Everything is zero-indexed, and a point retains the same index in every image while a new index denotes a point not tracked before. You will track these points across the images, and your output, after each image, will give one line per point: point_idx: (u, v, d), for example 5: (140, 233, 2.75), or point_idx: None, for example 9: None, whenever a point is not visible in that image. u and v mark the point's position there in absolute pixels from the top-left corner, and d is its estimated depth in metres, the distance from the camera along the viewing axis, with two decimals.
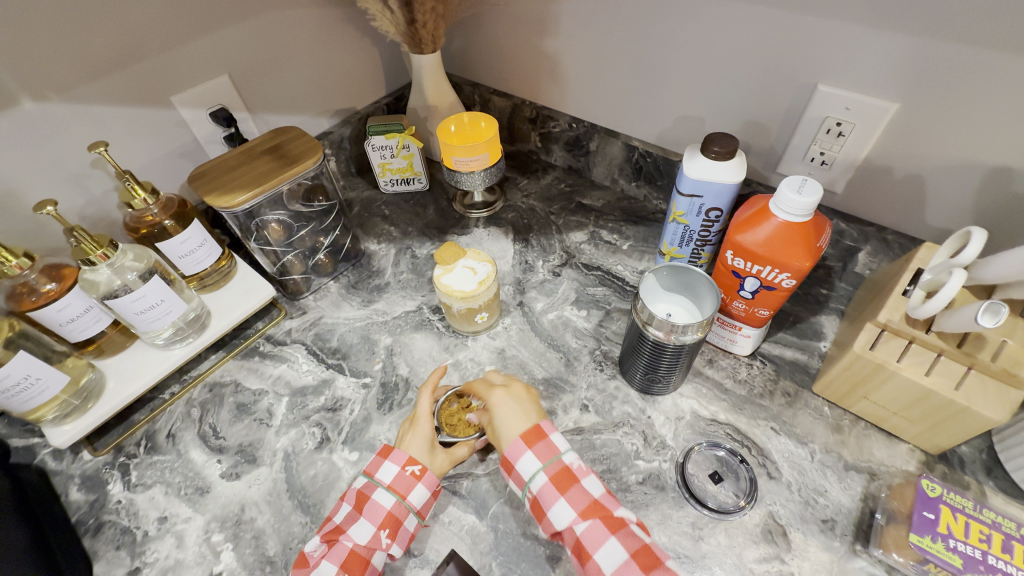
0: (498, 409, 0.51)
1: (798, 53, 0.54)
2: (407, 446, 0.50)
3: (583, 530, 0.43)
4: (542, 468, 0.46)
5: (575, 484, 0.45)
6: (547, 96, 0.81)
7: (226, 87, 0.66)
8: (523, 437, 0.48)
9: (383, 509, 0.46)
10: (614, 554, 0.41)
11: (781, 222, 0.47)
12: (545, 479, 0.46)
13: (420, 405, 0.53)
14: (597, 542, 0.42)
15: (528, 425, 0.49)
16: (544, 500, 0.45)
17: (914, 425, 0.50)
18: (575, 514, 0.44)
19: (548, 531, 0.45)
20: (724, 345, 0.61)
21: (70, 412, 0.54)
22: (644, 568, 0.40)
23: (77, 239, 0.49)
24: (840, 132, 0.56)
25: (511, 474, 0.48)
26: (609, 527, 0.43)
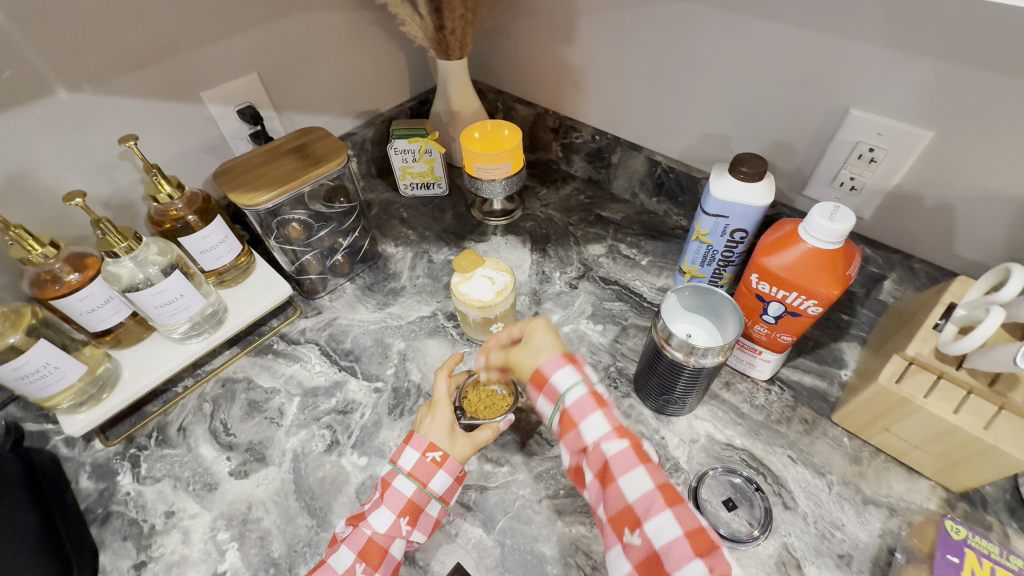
0: (531, 334, 0.50)
1: (832, 76, 0.53)
2: (427, 432, 0.48)
3: (613, 449, 0.41)
4: (580, 380, 0.45)
5: (608, 406, 0.44)
6: (570, 106, 0.81)
7: (254, 85, 0.67)
8: (563, 354, 0.46)
9: (403, 496, 0.46)
10: (640, 481, 0.38)
11: (810, 248, 0.46)
12: (582, 391, 0.44)
13: (438, 389, 0.52)
14: (623, 466, 0.40)
15: (560, 347, 0.48)
16: (578, 410, 0.43)
17: (936, 461, 0.49)
18: (606, 430, 0.42)
19: (574, 443, 0.43)
20: (743, 368, 0.60)
21: (84, 401, 0.54)
22: (668, 499, 0.37)
23: (103, 231, 0.50)
24: (871, 158, 0.55)
25: (540, 386, 0.46)
26: (640, 455, 0.40)
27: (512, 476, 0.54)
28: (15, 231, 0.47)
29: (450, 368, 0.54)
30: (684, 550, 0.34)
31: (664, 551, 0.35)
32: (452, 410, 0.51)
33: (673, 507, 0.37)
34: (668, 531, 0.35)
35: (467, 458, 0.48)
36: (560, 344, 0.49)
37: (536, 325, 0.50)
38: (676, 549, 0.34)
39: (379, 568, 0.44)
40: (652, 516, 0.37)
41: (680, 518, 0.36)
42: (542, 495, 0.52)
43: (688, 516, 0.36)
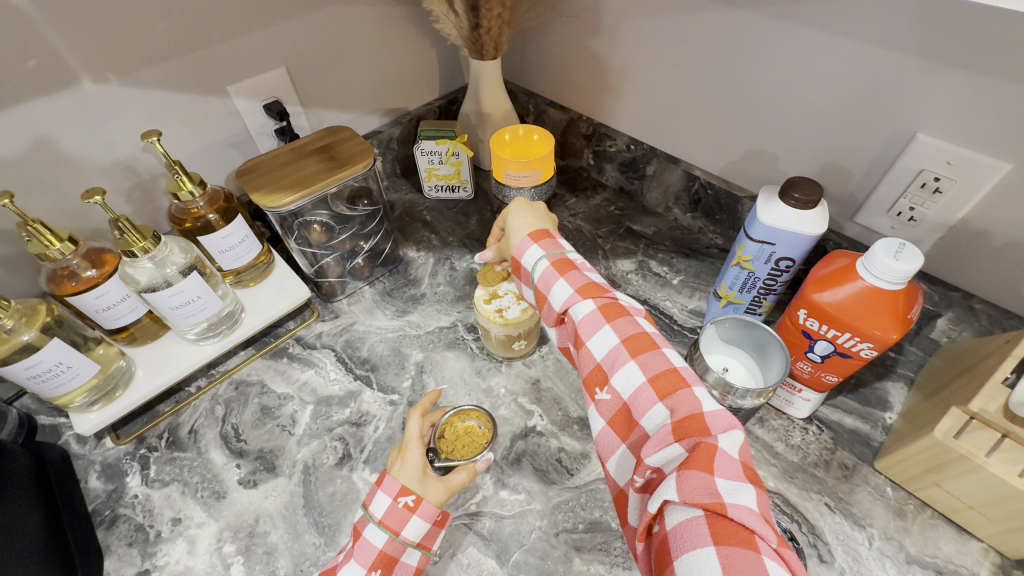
0: (509, 217, 0.54)
1: (899, 99, 0.49)
2: (398, 474, 0.45)
3: (580, 313, 0.43)
4: (544, 255, 0.47)
5: (574, 269, 0.46)
6: (605, 112, 0.77)
7: (281, 79, 0.65)
8: (528, 235, 0.50)
9: (374, 548, 0.42)
10: (605, 339, 0.40)
11: (868, 287, 0.43)
12: (547, 263, 0.47)
13: (409, 430, 0.49)
14: (591, 328, 0.41)
15: (532, 230, 0.51)
16: (546, 283, 0.46)
17: (993, 522, 0.45)
18: (572, 293, 0.44)
19: (552, 315, 0.46)
20: (779, 405, 0.56)
21: (98, 399, 0.53)
22: (633, 352, 0.39)
23: (122, 230, 0.48)
24: (937, 188, 0.50)
25: (520, 273, 0.50)
26: (606, 315, 0.42)
27: (529, 506, 0.51)
28: (33, 226, 0.46)
29: (424, 407, 0.52)
30: (649, 397, 0.36)
31: (634, 402, 0.37)
32: (423, 451, 0.48)
33: (639, 357, 0.38)
34: (634, 382, 0.38)
35: (443, 501, 0.46)
36: (533, 224, 0.52)
37: (512, 209, 0.54)
38: (644, 396, 0.37)
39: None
40: (619, 370, 0.39)
41: (644, 368, 0.38)
42: (560, 528, 0.50)
43: (653, 363, 0.38)
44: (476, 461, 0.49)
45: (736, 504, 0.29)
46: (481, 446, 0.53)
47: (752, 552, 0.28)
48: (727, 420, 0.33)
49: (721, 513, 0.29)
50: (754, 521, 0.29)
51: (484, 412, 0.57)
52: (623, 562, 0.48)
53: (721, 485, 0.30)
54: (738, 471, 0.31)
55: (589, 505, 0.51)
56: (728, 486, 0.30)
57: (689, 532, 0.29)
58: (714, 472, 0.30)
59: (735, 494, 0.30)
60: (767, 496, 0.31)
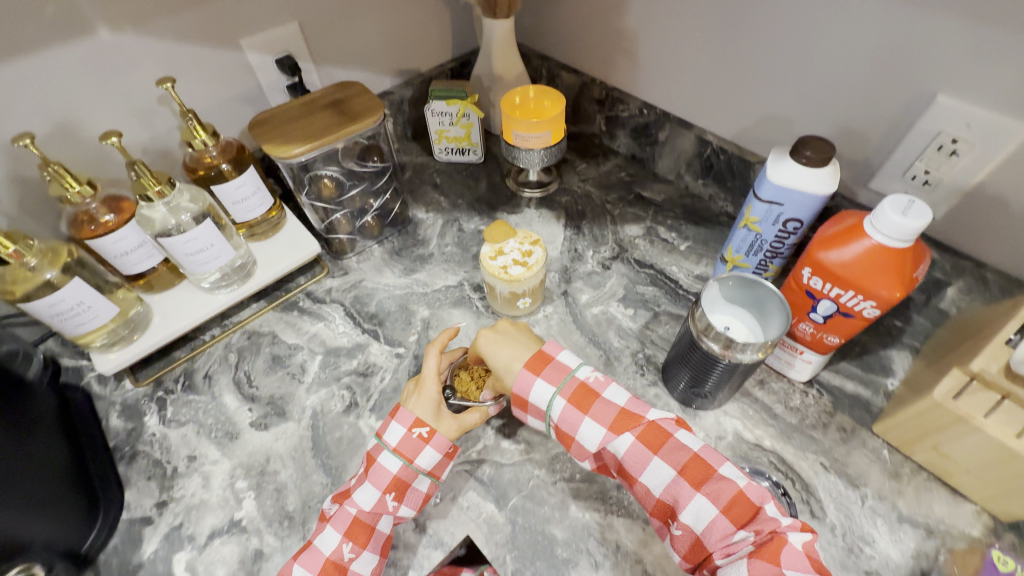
0: (487, 353, 0.49)
1: (918, 57, 0.47)
2: (413, 407, 0.47)
3: (622, 450, 0.42)
4: (558, 392, 0.45)
5: (597, 398, 0.44)
6: (618, 76, 0.76)
7: (294, 35, 0.65)
8: (526, 366, 0.47)
9: (388, 473, 0.45)
10: (660, 474, 0.40)
11: (875, 245, 0.42)
12: (564, 402, 0.45)
13: (427, 366, 0.49)
14: (639, 463, 0.41)
15: (528, 356, 0.48)
16: (570, 424, 0.44)
17: (986, 486, 0.45)
18: (604, 432, 0.43)
19: (583, 454, 0.44)
20: (780, 367, 0.57)
21: (117, 341, 0.56)
22: (694, 482, 0.39)
23: (137, 173, 0.50)
24: (953, 151, 0.49)
25: (527, 408, 0.47)
26: (652, 447, 0.41)
27: (528, 455, 0.53)
28: (52, 168, 0.47)
29: (443, 343, 0.51)
30: (724, 526, 0.37)
31: (709, 537, 0.38)
32: (439, 388, 0.49)
33: (702, 488, 0.39)
34: (703, 512, 0.38)
35: (455, 436, 0.47)
36: (520, 350, 0.48)
37: (484, 345, 0.50)
38: (717, 526, 0.37)
39: (367, 545, 0.44)
40: (685, 505, 0.39)
41: (709, 496, 0.38)
42: (557, 476, 0.51)
43: (717, 490, 0.38)
44: (487, 404, 0.50)
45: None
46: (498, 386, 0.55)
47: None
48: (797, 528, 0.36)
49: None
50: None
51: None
52: (618, 510, 0.49)
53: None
54: (809, 567, 0.34)
55: None
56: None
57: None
58: (784, 566, 0.34)
59: None
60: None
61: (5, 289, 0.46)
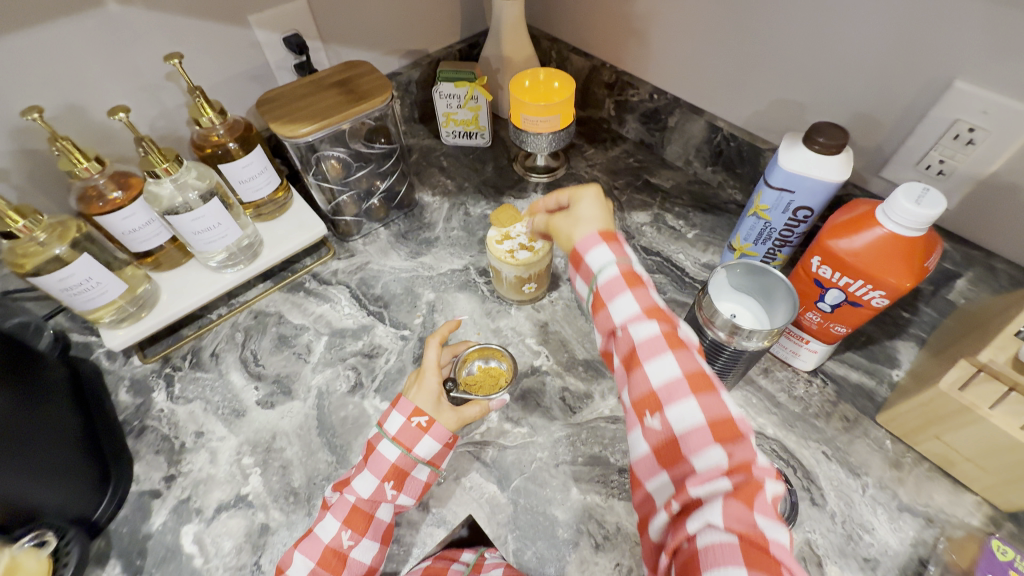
0: (581, 200, 0.48)
1: (938, 43, 0.46)
2: (413, 399, 0.48)
3: (641, 334, 0.38)
4: (613, 261, 0.42)
5: (642, 286, 0.41)
6: (629, 60, 0.75)
7: (302, 12, 0.64)
8: (598, 233, 0.44)
9: (387, 461, 0.45)
10: (666, 367, 0.36)
11: (886, 233, 0.42)
12: (615, 271, 0.41)
13: (427, 358, 0.50)
14: (651, 352, 0.37)
15: (602, 226, 0.45)
16: (609, 290, 0.41)
17: (988, 476, 0.45)
18: (637, 311, 0.39)
19: (605, 325, 0.41)
20: (785, 356, 0.57)
21: (125, 318, 0.56)
22: (695, 387, 0.35)
23: (145, 149, 0.50)
24: (970, 140, 0.48)
25: (580, 270, 0.44)
26: (672, 342, 0.38)
27: (531, 438, 0.53)
28: (62, 143, 0.47)
29: (443, 336, 0.53)
30: (703, 438, 0.34)
31: (686, 439, 0.34)
32: (439, 379, 0.50)
33: (700, 394, 0.35)
34: (690, 419, 0.34)
35: (455, 427, 0.48)
36: (603, 218, 0.46)
37: (587, 193, 0.48)
38: (697, 432, 0.34)
39: (366, 533, 0.44)
40: (676, 401, 0.35)
41: (705, 408, 0.34)
42: (559, 459, 0.52)
43: (715, 407, 0.35)
44: (490, 399, 0.51)
45: (773, 540, 0.30)
46: (500, 384, 0.55)
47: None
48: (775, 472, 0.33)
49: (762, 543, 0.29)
50: (785, 555, 0.30)
51: (506, 354, 0.58)
52: (619, 493, 0.50)
53: (760, 519, 0.30)
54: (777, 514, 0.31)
55: (589, 441, 0.53)
56: (765, 522, 0.30)
57: (723, 553, 0.29)
58: (755, 509, 0.30)
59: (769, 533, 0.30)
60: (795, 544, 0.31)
61: (16, 262, 0.47)
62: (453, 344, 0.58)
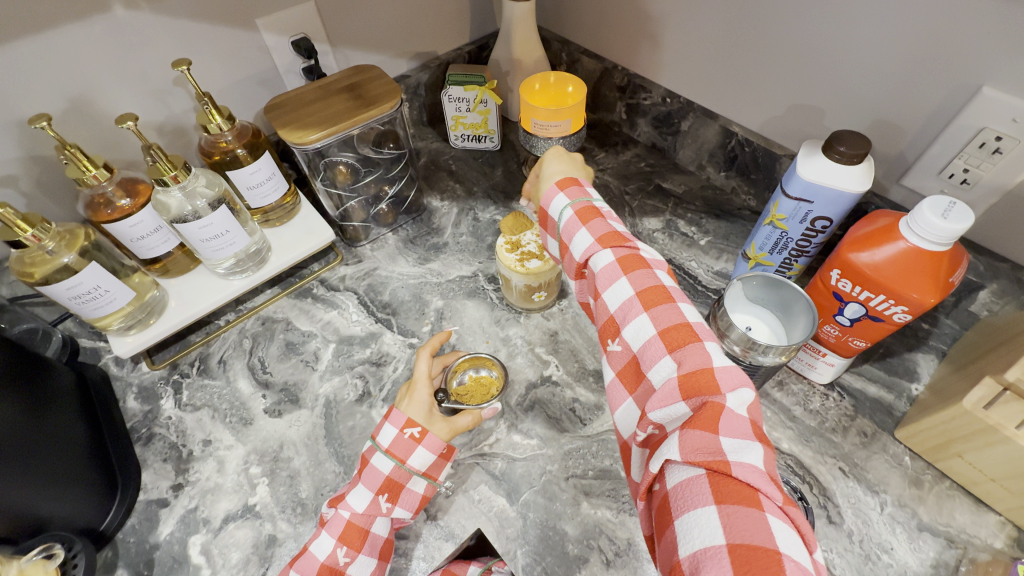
0: (545, 163, 0.52)
1: (965, 48, 0.45)
2: (405, 409, 0.47)
3: (599, 264, 0.42)
4: (570, 204, 0.46)
5: (598, 218, 0.45)
6: (642, 63, 0.74)
7: (310, 15, 0.63)
8: (556, 183, 0.48)
9: (380, 474, 0.45)
10: (620, 290, 0.40)
11: (910, 247, 0.41)
12: (570, 212, 0.45)
13: (417, 369, 0.50)
14: (608, 279, 0.41)
15: (562, 177, 0.49)
16: (568, 230, 0.45)
17: (1014, 496, 0.44)
18: (592, 243, 0.43)
19: (572, 266, 0.46)
20: (801, 369, 0.55)
21: (133, 325, 0.56)
22: (646, 305, 0.38)
23: (154, 158, 0.50)
24: (996, 149, 0.47)
25: (546, 223, 0.48)
26: (624, 267, 0.41)
27: (541, 450, 0.53)
28: (70, 150, 0.47)
29: (433, 347, 0.53)
30: (658, 350, 0.36)
31: (643, 356, 0.37)
32: (430, 391, 0.49)
33: (651, 310, 0.38)
34: (645, 335, 0.37)
35: (448, 438, 0.47)
36: (567, 171, 0.50)
37: (548, 156, 0.52)
38: (652, 348, 0.36)
39: (362, 550, 0.43)
40: (631, 322, 0.38)
41: (655, 320, 0.37)
42: (570, 473, 0.51)
43: (665, 318, 0.37)
44: (483, 408, 0.50)
45: (739, 463, 0.29)
46: (491, 392, 0.55)
47: (755, 510, 0.28)
48: (739, 379, 0.33)
49: (727, 472, 0.29)
50: (758, 480, 0.29)
51: (497, 363, 0.58)
52: (631, 508, 0.49)
53: (726, 444, 0.30)
54: (747, 430, 0.31)
55: (600, 454, 0.52)
56: (732, 445, 0.30)
57: (691, 493, 0.29)
58: (719, 431, 0.30)
59: (738, 452, 0.30)
60: (775, 455, 0.31)
61: (25, 271, 0.47)
62: (444, 354, 0.58)
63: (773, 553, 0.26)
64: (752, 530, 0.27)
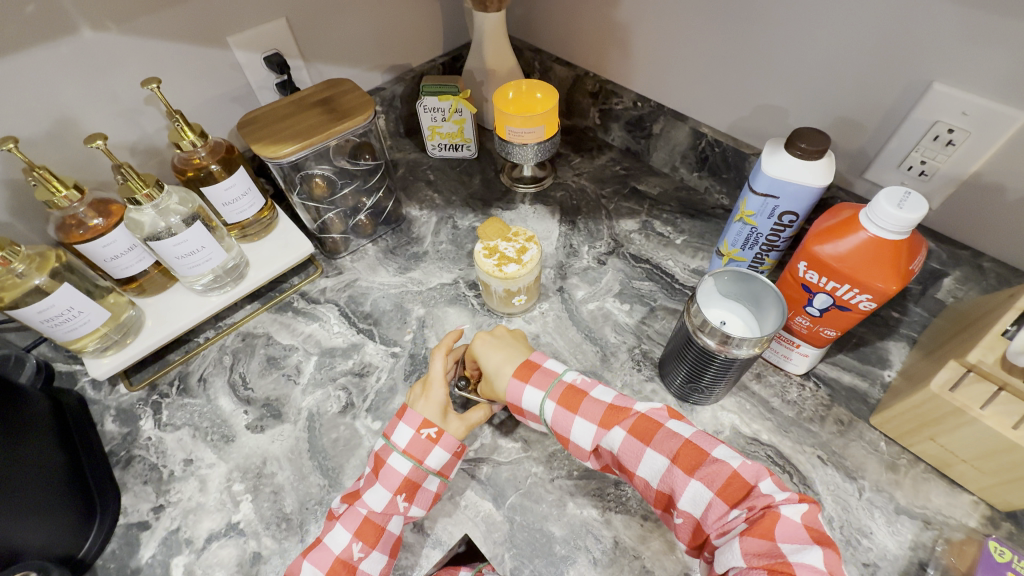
0: (481, 355, 0.52)
1: (914, 46, 0.47)
2: (421, 410, 0.48)
3: (616, 445, 0.43)
4: (547, 394, 0.47)
5: (585, 398, 0.46)
6: (612, 69, 0.75)
7: (282, 31, 0.64)
8: (515, 375, 0.49)
9: (399, 474, 0.45)
10: (653, 463, 0.41)
11: (871, 237, 0.42)
12: (554, 405, 0.47)
13: (433, 368, 0.50)
14: (634, 456, 0.42)
15: (516, 363, 0.50)
16: (563, 426, 0.46)
17: (985, 476, 0.45)
18: (596, 429, 0.44)
19: (583, 453, 0.46)
20: (777, 361, 0.57)
21: (109, 346, 0.55)
22: (687, 468, 0.39)
23: (124, 176, 0.49)
24: (950, 141, 0.48)
25: (523, 414, 0.49)
26: (642, 438, 0.42)
27: (526, 453, 0.53)
28: (38, 172, 0.46)
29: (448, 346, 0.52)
30: (720, 508, 0.37)
31: (707, 519, 0.38)
32: (447, 391, 0.49)
33: (696, 473, 0.39)
34: (699, 497, 0.38)
35: (463, 436, 0.48)
36: (510, 358, 0.51)
37: (479, 348, 0.52)
38: (714, 509, 0.37)
39: (376, 545, 0.43)
40: (682, 491, 0.39)
41: (703, 480, 0.38)
42: (555, 474, 0.51)
43: (710, 473, 0.38)
44: (492, 402, 0.52)
45: (801, 563, 0.32)
46: None
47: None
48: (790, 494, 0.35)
49: (789, 573, 0.32)
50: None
51: None
52: (616, 506, 0.49)
53: (786, 547, 0.33)
54: (803, 534, 0.33)
55: None
56: (791, 548, 0.33)
57: None
58: (776, 539, 0.33)
59: (800, 554, 0.32)
60: (839, 555, 0.33)
61: None
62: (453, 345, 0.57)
63: None
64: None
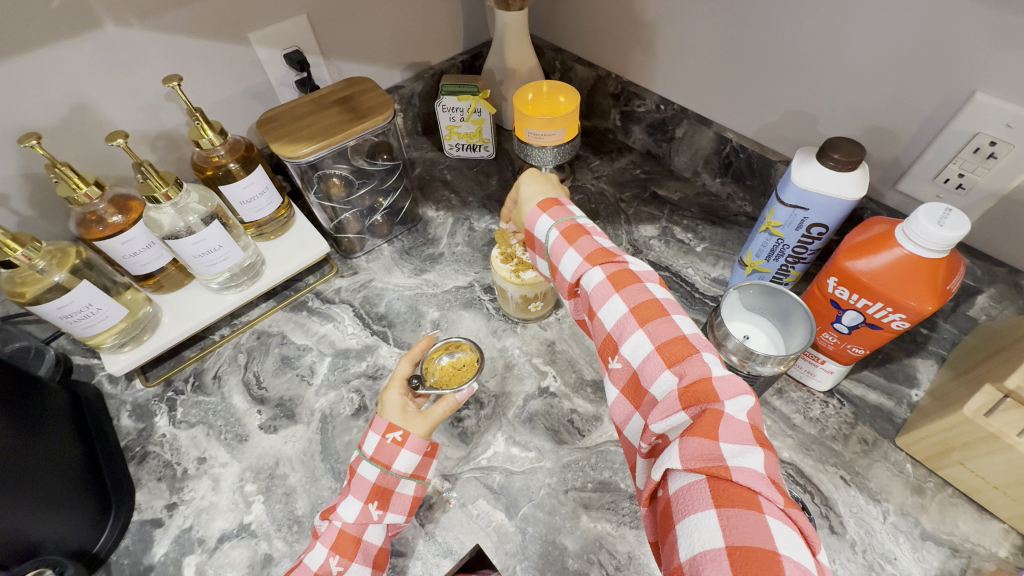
0: (521, 185, 0.52)
1: (957, 54, 0.45)
2: (384, 415, 0.47)
3: (591, 283, 0.41)
4: (554, 224, 0.46)
5: (585, 236, 0.44)
6: (635, 70, 0.74)
7: (302, 28, 0.63)
8: (538, 205, 0.48)
9: (368, 482, 0.44)
10: (614, 309, 0.39)
11: (907, 255, 0.41)
12: (556, 233, 0.45)
13: (398, 370, 0.51)
14: (601, 298, 0.40)
15: (540, 200, 0.49)
16: (556, 253, 0.45)
17: (1018, 504, 0.43)
18: (581, 262, 0.43)
19: (565, 286, 0.45)
20: (801, 376, 0.55)
21: (127, 341, 0.55)
22: (641, 321, 0.38)
23: (145, 174, 0.49)
24: (992, 154, 0.46)
25: (533, 245, 0.48)
26: (616, 283, 0.40)
27: (539, 463, 0.52)
28: (60, 169, 0.46)
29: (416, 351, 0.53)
30: (657, 365, 0.36)
31: (642, 371, 0.36)
32: (402, 391, 0.49)
33: (647, 326, 0.37)
34: (642, 350, 0.37)
35: (427, 434, 0.47)
36: (544, 192, 0.50)
37: (523, 178, 0.53)
38: (651, 364, 0.36)
39: (356, 558, 0.42)
40: (628, 339, 0.38)
41: (652, 335, 0.37)
42: (569, 486, 0.50)
43: (661, 331, 0.37)
44: (456, 394, 0.48)
45: (739, 468, 0.29)
46: (468, 373, 0.55)
47: (756, 513, 0.28)
48: (737, 385, 0.33)
49: (726, 476, 0.29)
50: (760, 483, 0.29)
51: (469, 343, 0.58)
52: (631, 521, 0.48)
53: (726, 450, 0.30)
54: (746, 434, 0.31)
55: (599, 466, 0.51)
56: (731, 450, 0.30)
57: (692, 499, 0.29)
58: (718, 437, 0.30)
59: (738, 457, 0.29)
60: (778, 459, 0.30)
61: (15, 291, 0.46)
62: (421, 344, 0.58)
63: (774, 555, 0.26)
64: (751, 532, 0.27)
